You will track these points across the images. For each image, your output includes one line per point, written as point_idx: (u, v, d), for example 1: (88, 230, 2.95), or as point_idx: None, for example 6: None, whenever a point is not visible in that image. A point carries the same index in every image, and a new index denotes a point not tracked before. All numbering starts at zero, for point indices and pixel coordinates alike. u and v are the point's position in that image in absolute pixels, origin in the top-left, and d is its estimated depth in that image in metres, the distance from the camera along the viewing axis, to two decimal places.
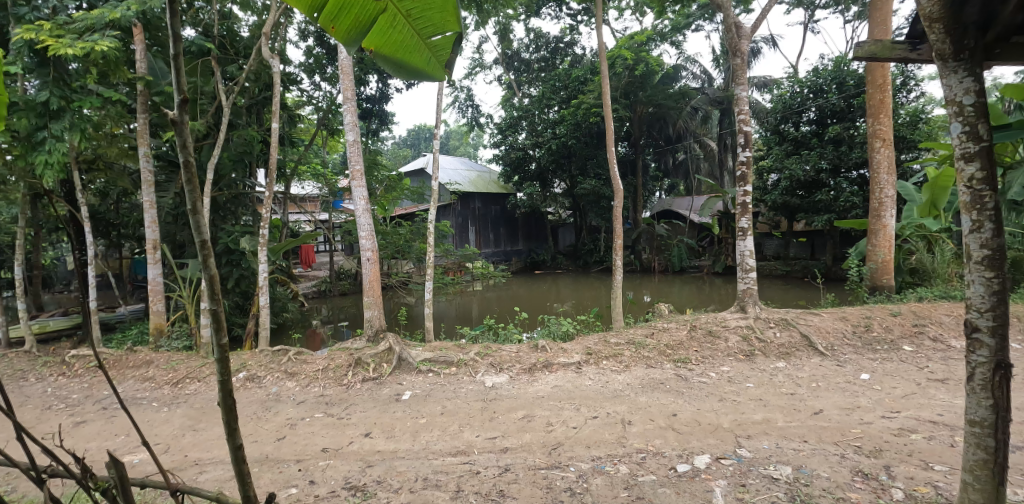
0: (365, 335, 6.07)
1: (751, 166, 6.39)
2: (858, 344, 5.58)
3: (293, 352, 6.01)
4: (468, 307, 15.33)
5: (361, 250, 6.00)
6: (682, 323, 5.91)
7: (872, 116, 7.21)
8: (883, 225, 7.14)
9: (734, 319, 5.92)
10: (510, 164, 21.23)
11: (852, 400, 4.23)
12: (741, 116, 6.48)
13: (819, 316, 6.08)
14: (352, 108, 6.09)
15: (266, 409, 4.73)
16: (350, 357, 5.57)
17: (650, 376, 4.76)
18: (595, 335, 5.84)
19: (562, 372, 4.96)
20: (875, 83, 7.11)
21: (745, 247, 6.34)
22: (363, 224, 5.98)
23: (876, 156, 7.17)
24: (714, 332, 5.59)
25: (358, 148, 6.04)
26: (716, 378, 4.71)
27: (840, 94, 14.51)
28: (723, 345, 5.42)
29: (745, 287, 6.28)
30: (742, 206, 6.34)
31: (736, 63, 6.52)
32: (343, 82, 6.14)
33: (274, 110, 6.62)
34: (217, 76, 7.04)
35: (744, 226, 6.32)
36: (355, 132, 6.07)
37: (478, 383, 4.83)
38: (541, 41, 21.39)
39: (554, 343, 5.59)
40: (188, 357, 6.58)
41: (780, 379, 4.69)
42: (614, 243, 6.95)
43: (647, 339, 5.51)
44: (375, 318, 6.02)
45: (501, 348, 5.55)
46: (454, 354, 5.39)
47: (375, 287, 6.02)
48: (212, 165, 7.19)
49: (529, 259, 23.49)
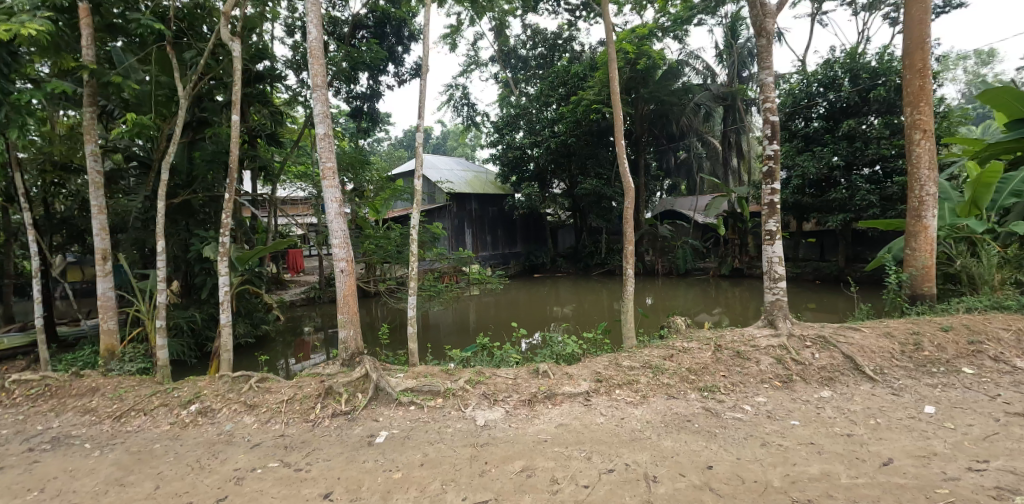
0: (338, 358, 5.26)
1: (779, 160, 5.63)
2: (909, 366, 4.80)
3: (254, 380, 5.21)
4: (465, 314, 14.55)
5: (334, 261, 5.19)
6: (703, 342, 5.07)
7: (910, 106, 6.46)
8: (923, 227, 6.36)
9: (763, 336, 5.14)
10: (508, 163, 20.50)
11: (923, 444, 3.44)
12: (766, 104, 5.72)
13: (860, 333, 5.30)
14: (322, 97, 5.30)
15: (213, 456, 3.98)
16: (320, 386, 4.80)
17: (671, 411, 3.96)
18: (604, 356, 5.01)
19: (567, 405, 4.14)
20: (914, 70, 6.39)
21: (773, 252, 5.58)
22: (335, 230, 5.17)
23: (916, 149, 6.39)
24: (742, 353, 4.78)
25: (329, 143, 5.24)
26: (753, 413, 3.93)
27: (854, 86, 13.69)
28: (755, 369, 4.62)
29: (774, 298, 5.53)
30: (770, 206, 5.61)
31: (761, 45, 5.77)
32: (313, 67, 5.34)
33: (235, 98, 5.69)
34: (175, 63, 6.21)
35: (773, 229, 5.56)
36: (325, 124, 5.26)
37: (467, 422, 4.01)
38: (539, 37, 20.71)
39: (557, 367, 4.76)
40: (140, 384, 5.83)
41: (829, 415, 3.90)
42: (624, 249, 6.14)
43: (664, 362, 4.68)
44: (350, 340, 5.21)
45: (496, 374, 4.73)
46: (441, 382, 4.58)
47: (350, 303, 5.19)
48: (167, 163, 6.27)
49: (528, 262, 22.66)
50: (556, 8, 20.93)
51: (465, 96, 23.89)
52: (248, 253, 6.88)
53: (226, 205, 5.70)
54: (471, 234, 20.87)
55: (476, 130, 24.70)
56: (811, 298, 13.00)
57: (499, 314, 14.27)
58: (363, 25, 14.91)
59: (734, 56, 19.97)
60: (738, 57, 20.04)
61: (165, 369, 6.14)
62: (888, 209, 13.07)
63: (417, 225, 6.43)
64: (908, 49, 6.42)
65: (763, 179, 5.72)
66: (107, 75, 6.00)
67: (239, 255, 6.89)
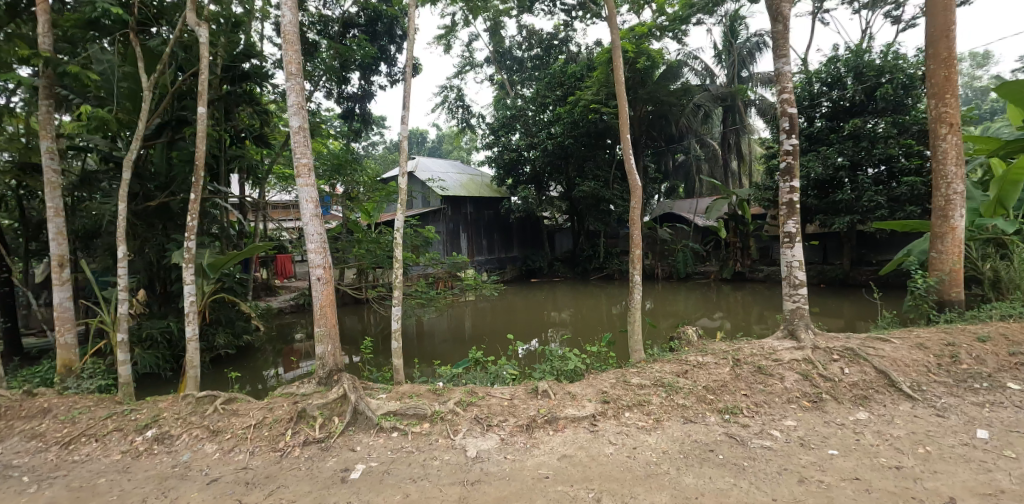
0: (315, 376, 4.73)
1: (798, 156, 5.17)
2: (948, 381, 4.33)
3: (219, 402, 4.67)
4: (461, 321, 14.00)
5: (310, 267, 4.67)
6: (720, 356, 4.56)
7: (934, 99, 6.02)
8: (951, 228, 5.90)
9: (785, 348, 4.65)
10: (503, 166, 20.02)
11: (985, 479, 2.95)
12: (783, 95, 5.28)
13: (891, 344, 4.83)
14: (298, 87, 4.80)
15: (162, 496, 3.45)
16: (293, 408, 4.29)
17: (690, 438, 3.45)
18: (610, 372, 4.49)
19: (570, 432, 3.62)
20: (938, 59, 5.95)
21: (793, 256, 5.11)
22: (310, 234, 4.65)
23: (942, 144, 5.94)
24: (764, 369, 4.28)
25: (304, 137, 4.73)
26: (784, 440, 3.44)
27: (859, 84, 13.31)
28: (779, 386, 4.13)
29: (794, 306, 5.06)
30: (788, 205, 5.16)
31: (777, 31, 5.34)
32: (287, 53, 4.83)
33: (200, 88, 5.17)
34: (138, 52, 5.70)
35: (792, 231, 5.10)
36: (300, 116, 4.75)
37: (456, 452, 3.49)
38: (535, 37, 20.35)
39: (558, 386, 4.23)
40: (97, 404, 5.27)
41: (871, 443, 3.42)
42: (631, 253, 5.65)
43: (678, 379, 4.18)
44: (329, 355, 4.68)
45: (489, 394, 4.20)
46: (427, 404, 4.04)
47: (328, 314, 4.66)
48: (129, 161, 5.75)
49: (524, 266, 22.17)
50: (552, 8, 20.60)
51: (460, 98, 23.48)
52: (222, 259, 6.26)
53: (191, 206, 5.16)
54: (466, 239, 20.33)
55: (470, 132, 24.26)
56: (826, 302, 12.48)
57: (496, 321, 13.74)
58: (354, 23, 14.48)
59: (733, 56, 19.63)
60: (738, 57, 19.65)
61: (127, 387, 5.60)
62: (895, 211, 12.64)
63: (401, 228, 5.88)
64: (931, 38, 5.99)
65: (780, 176, 5.27)
66: (62, 65, 5.50)
67: (212, 262, 6.23)
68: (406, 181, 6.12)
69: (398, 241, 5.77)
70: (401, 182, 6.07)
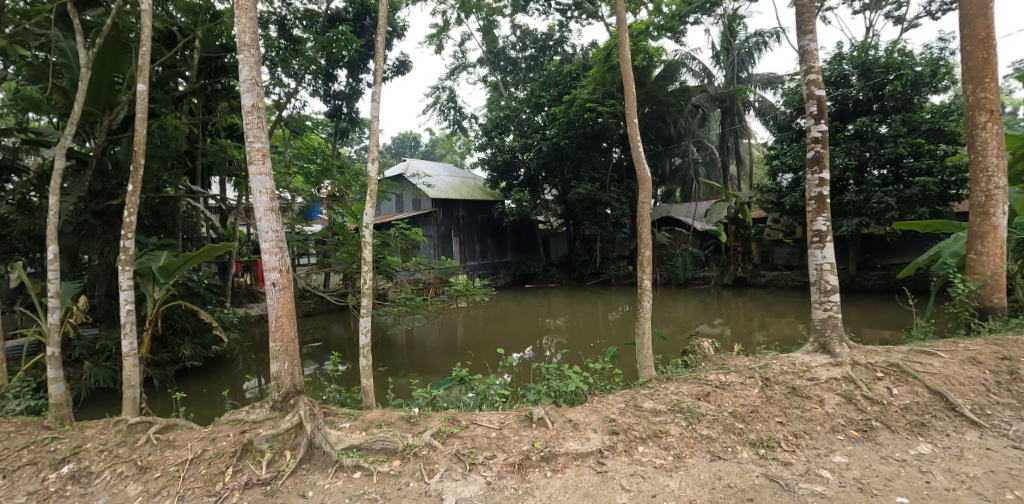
0: (268, 400, 4.00)
1: (828, 144, 4.55)
2: (1013, 403, 3.69)
3: (153, 430, 3.93)
4: (453, 328, 13.25)
5: (264, 271, 3.97)
6: (745, 374, 3.88)
7: (970, 84, 5.45)
8: (993, 226, 5.29)
9: (820, 365, 4.00)
10: (497, 168, 19.34)
11: None
12: (810, 76, 4.66)
13: (939, 358, 4.19)
14: (252, 60, 4.10)
15: None
16: (239, 440, 3.58)
17: (721, 483, 2.78)
18: (618, 394, 3.80)
19: (572, 472, 2.93)
20: (974, 39, 5.36)
21: (823, 258, 4.47)
22: (264, 231, 3.93)
23: (981, 134, 5.36)
24: (799, 390, 3.63)
25: (258, 118, 4.04)
26: (839, 484, 2.77)
27: (866, 81, 12.74)
28: (820, 411, 3.48)
29: (825, 316, 4.43)
30: (818, 200, 4.52)
31: (801, 4, 4.72)
32: (239, 21, 4.12)
33: (141, 62, 4.48)
34: (75, 24, 5.01)
35: (822, 230, 4.46)
36: (253, 94, 4.07)
37: (430, 502, 2.78)
38: (529, 37, 19.81)
39: (556, 411, 3.55)
40: (18, 430, 4.51)
41: (946, 487, 2.76)
42: (639, 254, 4.95)
43: (699, 403, 3.50)
44: (285, 375, 3.96)
45: (475, 422, 3.50)
46: (400, 436, 3.33)
47: (285, 324, 3.97)
48: (61, 147, 5.03)
49: (518, 272, 21.42)
50: (547, 8, 20.07)
51: (452, 99, 22.85)
52: (174, 261, 5.52)
53: (129, 201, 4.45)
54: (458, 243, 19.60)
55: (462, 134, 23.60)
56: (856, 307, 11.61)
57: (490, 328, 12.97)
58: (341, 18, 13.78)
59: (732, 56, 19.13)
60: (736, 57, 19.10)
61: (59, 409, 4.85)
62: (905, 213, 12.10)
63: (371, 225, 5.18)
64: (967, 16, 5.40)
65: (808, 168, 4.63)
66: None
67: (161, 265, 5.51)
68: (379, 172, 5.41)
69: (369, 240, 5.06)
70: (372, 175, 5.35)
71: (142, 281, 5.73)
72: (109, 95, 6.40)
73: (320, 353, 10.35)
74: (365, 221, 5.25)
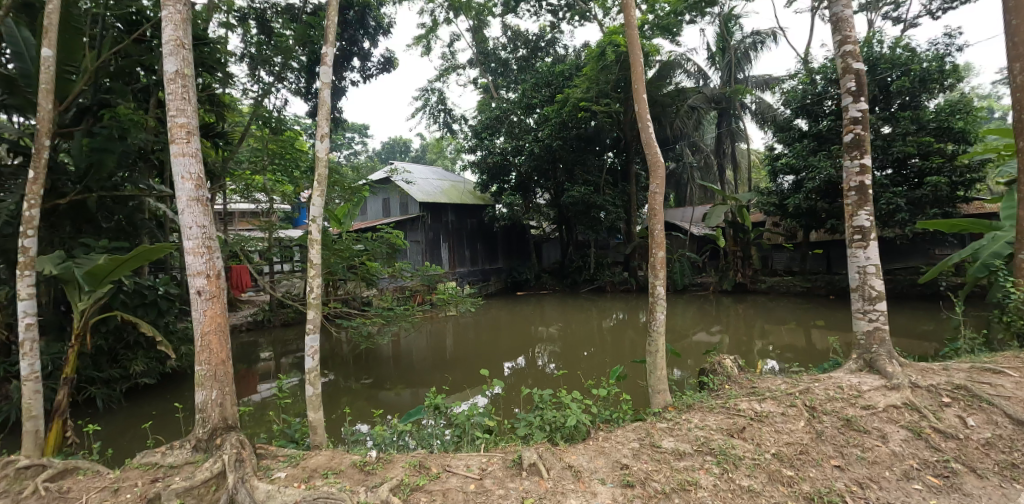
0: (192, 439, 3.19)
1: (869, 125, 3.89)
2: None
3: (42, 478, 3.11)
4: (442, 338, 12.41)
5: (187, 276, 3.20)
6: (784, 401, 3.16)
7: (1016, 62, 4.82)
8: None
9: (873, 389, 3.30)
10: (488, 171, 18.59)
11: None
12: (846, 47, 4.00)
13: (1012, 377, 3.49)
14: (178, 16, 3.36)
15: None
16: (144, 493, 2.78)
17: None
18: (628, 429, 3.06)
19: None
20: (1021, 12, 4.74)
21: (868, 260, 3.78)
22: (186, 226, 3.18)
23: None
24: (853, 423, 2.92)
25: (181, 88, 3.30)
26: None
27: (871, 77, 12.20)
28: (885, 452, 2.76)
29: (870, 328, 3.74)
30: (859, 193, 3.84)
31: None
32: None
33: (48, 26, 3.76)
34: None
35: (865, 226, 3.77)
36: (177, 58, 3.32)
37: None
38: (520, 38, 19.21)
39: (554, 454, 2.79)
40: None
41: None
42: (653, 256, 4.21)
43: (734, 442, 2.77)
44: (212, 406, 3.18)
45: (451, 471, 2.72)
46: (350, 492, 2.54)
47: (213, 344, 3.20)
48: None
49: (510, 278, 20.60)
50: (538, 7, 19.53)
51: (441, 101, 22.18)
52: (103, 264, 4.73)
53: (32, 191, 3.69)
54: (447, 249, 18.79)
55: (452, 138, 22.88)
56: (913, 311, 10.39)
57: (482, 338, 12.10)
58: None
59: (730, 57, 18.65)
60: (733, 57, 18.58)
61: None
62: (915, 214, 11.52)
63: (317, 217, 4.38)
64: None
65: (847, 155, 3.96)
66: None
67: (87, 270, 4.71)
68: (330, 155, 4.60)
69: (317, 237, 4.26)
70: (319, 156, 4.53)
71: (66, 289, 4.88)
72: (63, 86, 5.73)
73: (293, 366, 9.46)
74: (311, 212, 4.45)
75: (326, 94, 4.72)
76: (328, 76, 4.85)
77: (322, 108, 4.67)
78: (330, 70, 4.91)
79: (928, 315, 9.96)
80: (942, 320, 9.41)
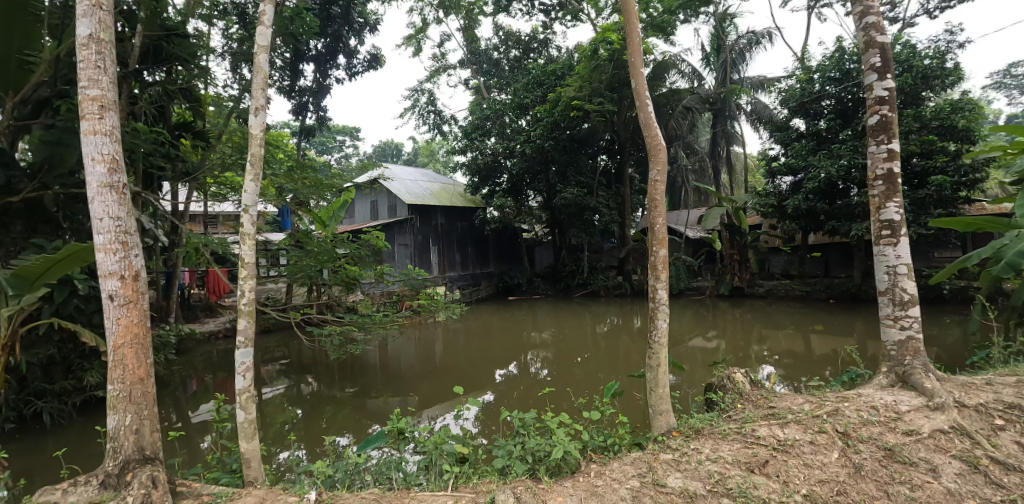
0: (101, 473, 2.64)
1: (896, 105, 3.45)
2: None
3: None
4: (431, 345, 11.83)
5: (100, 277, 2.69)
6: (808, 426, 2.68)
7: None
8: None
9: (911, 408, 2.82)
10: (478, 172, 18.09)
11: None
12: (869, 20, 3.57)
13: None
14: None
15: None
16: None
17: None
18: (627, 461, 2.55)
19: None
20: None
21: (898, 259, 3.32)
22: (97, 215, 2.69)
23: None
24: (896, 452, 2.44)
25: (92, 54, 2.79)
26: None
27: None
28: (939, 489, 2.28)
29: (902, 338, 3.28)
30: (887, 182, 3.40)
31: None
32: None
33: None
34: None
35: (894, 219, 3.33)
36: (89, 19, 2.81)
37: None
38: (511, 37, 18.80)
39: (536, 495, 2.28)
40: None
41: None
42: (652, 256, 3.71)
43: (755, 481, 2.27)
44: (126, 432, 2.65)
45: None
46: None
47: (129, 358, 2.69)
48: None
49: (501, 282, 20.04)
50: (530, 6, 19.14)
51: (431, 102, 21.68)
52: (36, 262, 4.11)
53: None
54: (436, 252, 18.26)
55: (443, 139, 22.39)
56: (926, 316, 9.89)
57: (472, 344, 11.53)
58: None
59: (724, 57, 18.34)
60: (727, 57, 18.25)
61: None
62: (919, 215, 11.14)
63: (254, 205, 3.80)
64: None
65: (873, 138, 3.51)
66: None
67: (14, 271, 4.14)
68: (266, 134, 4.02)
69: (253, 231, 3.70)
70: (254, 135, 3.95)
71: None
72: (17, 75, 4.83)
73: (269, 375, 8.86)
74: (245, 200, 3.81)
75: (262, 63, 4.12)
76: (267, 42, 4.25)
77: (258, 79, 4.10)
78: (270, 36, 4.30)
79: (932, 319, 9.52)
80: (949, 324, 8.97)
